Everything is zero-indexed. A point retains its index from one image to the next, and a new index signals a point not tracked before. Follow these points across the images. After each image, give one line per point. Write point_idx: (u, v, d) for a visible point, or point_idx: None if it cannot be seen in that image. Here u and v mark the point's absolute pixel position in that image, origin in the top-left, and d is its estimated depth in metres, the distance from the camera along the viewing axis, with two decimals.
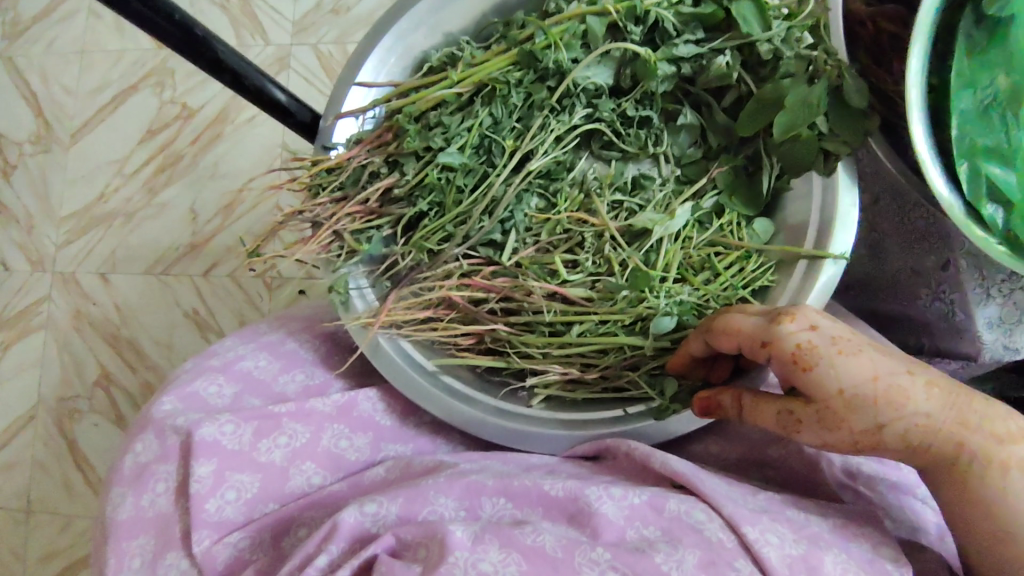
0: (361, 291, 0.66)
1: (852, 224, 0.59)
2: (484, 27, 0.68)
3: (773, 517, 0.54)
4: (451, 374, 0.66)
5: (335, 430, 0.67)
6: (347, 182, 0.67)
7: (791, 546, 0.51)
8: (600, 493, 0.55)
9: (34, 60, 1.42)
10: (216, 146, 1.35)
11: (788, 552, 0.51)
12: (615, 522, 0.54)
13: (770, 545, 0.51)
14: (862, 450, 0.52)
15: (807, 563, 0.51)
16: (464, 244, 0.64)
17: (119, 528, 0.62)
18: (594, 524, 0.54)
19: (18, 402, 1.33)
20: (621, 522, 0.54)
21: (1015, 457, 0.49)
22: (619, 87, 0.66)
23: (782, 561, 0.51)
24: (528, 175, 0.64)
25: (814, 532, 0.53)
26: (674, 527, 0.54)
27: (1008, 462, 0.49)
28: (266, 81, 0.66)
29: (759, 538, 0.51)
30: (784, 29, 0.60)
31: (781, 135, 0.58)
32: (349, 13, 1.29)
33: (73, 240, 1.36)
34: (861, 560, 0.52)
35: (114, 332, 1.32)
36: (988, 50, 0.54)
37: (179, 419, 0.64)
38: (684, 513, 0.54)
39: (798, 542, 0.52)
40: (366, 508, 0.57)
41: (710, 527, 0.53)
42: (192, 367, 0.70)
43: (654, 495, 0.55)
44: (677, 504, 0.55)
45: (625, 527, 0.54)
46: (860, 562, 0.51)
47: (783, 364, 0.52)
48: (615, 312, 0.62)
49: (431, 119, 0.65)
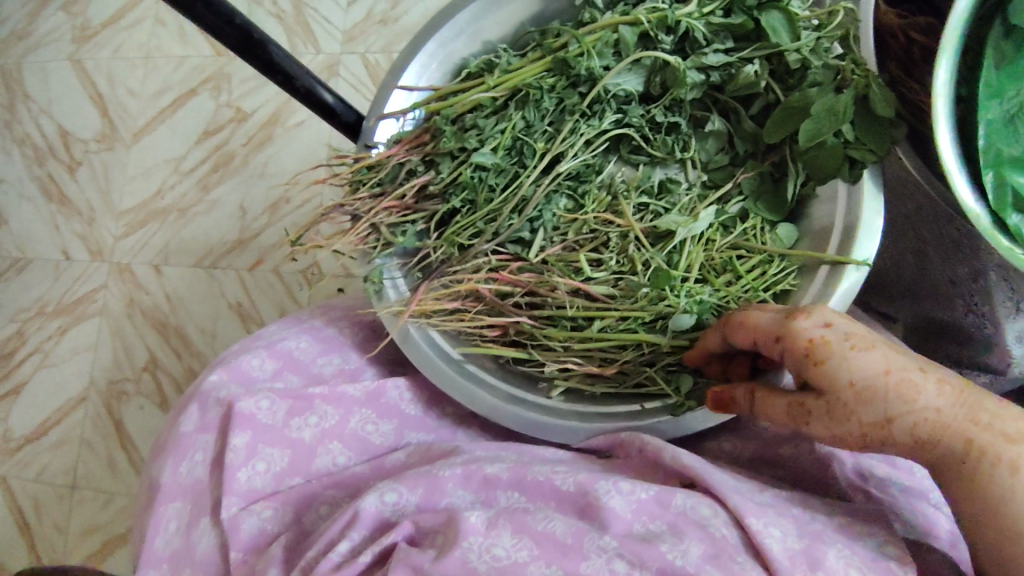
0: (395, 281, 0.69)
1: (877, 231, 0.60)
2: (521, 35, 0.72)
3: (778, 512, 0.56)
4: (475, 364, 0.68)
5: (363, 414, 0.70)
6: (386, 179, 0.70)
7: (793, 541, 0.53)
8: (608, 488, 0.57)
9: (103, 64, 1.52)
10: (266, 147, 1.42)
11: (791, 545, 0.53)
12: (622, 515, 0.56)
13: (771, 536, 0.53)
14: (871, 444, 0.53)
15: (809, 556, 0.52)
16: (493, 241, 0.67)
17: (161, 493, 0.65)
18: (603, 517, 0.56)
19: (72, 383, 1.41)
20: (629, 516, 0.56)
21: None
22: (649, 94, 0.68)
23: (785, 553, 0.52)
24: (558, 177, 0.67)
25: (818, 528, 0.55)
26: (679, 521, 0.56)
27: (1017, 461, 0.49)
28: (315, 83, 0.70)
29: (763, 530, 0.53)
30: (813, 40, 0.62)
31: (807, 142, 0.60)
32: (396, 24, 1.35)
33: (130, 233, 1.45)
34: (865, 557, 0.52)
35: (163, 320, 1.39)
36: (1016, 61, 0.55)
37: (223, 391, 0.68)
38: (690, 508, 0.56)
39: (801, 538, 0.53)
40: (387, 498, 0.61)
41: (715, 522, 0.55)
42: (239, 345, 0.74)
43: (661, 491, 0.57)
44: (684, 499, 0.57)
45: (632, 520, 0.56)
46: (864, 558, 0.52)
47: (794, 357, 0.53)
48: (636, 310, 0.62)
49: (467, 121, 0.68)
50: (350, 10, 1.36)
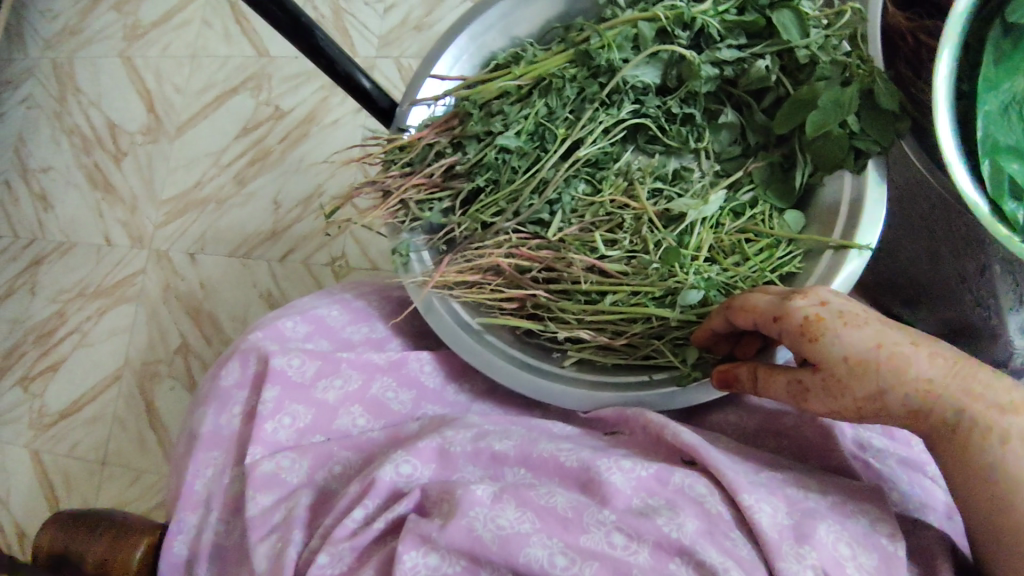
0: (420, 255, 0.73)
1: (878, 222, 0.63)
2: (548, 31, 0.77)
3: (770, 491, 0.59)
4: (494, 334, 0.72)
5: (384, 381, 0.73)
6: (416, 160, 0.75)
7: (783, 517, 0.56)
8: (610, 465, 0.61)
9: (152, 62, 1.61)
10: (301, 144, 1.49)
11: (780, 521, 0.56)
12: (623, 490, 0.59)
13: (763, 512, 0.56)
14: (865, 416, 0.55)
15: (798, 532, 0.55)
16: (514, 219, 0.71)
17: (201, 440, 0.70)
18: (604, 492, 0.59)
19: (108, 362, 1.47)
20: (629, 490, 0.59)
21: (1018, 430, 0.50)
22: (666, 86, 0.72)
23: (774, 527, 0.56)
24: (577, 162, 0.71)
25: (810, 507, 0.58)
26: (676, 497, 0.59)
27: (1008, 432, 0.50)
28: (354, 69, 0.75)
29: (755, 505, 0.56)
30: (822, 37, 0.66)
31: (813, 132, 0.63)
32: (430, 30, 1.41)
33: (170, 221, 1.52)
34: (855, 532, 0.56)
35: (196, 305, 1.46)
36: (1013, 57, 0.58)
37: (264, 344, 0.72)
38: (687, 486, 0.59)
39: (791, 515, 0.57)
40: (401, 469, 0.64)
41: (710, 500, 0.58)
42: (277, 310, 0.79)
43: (660, 469, 0.61)
44: (682, 477, 0.60)
45: (631, 495, 0.59)
46: (854, 535, 0.56)
47: (791, 337, 0.55)
48: (646, 285, 0.66)
49: (494, 107, 0.72)
50: (387, 16, 1.43)
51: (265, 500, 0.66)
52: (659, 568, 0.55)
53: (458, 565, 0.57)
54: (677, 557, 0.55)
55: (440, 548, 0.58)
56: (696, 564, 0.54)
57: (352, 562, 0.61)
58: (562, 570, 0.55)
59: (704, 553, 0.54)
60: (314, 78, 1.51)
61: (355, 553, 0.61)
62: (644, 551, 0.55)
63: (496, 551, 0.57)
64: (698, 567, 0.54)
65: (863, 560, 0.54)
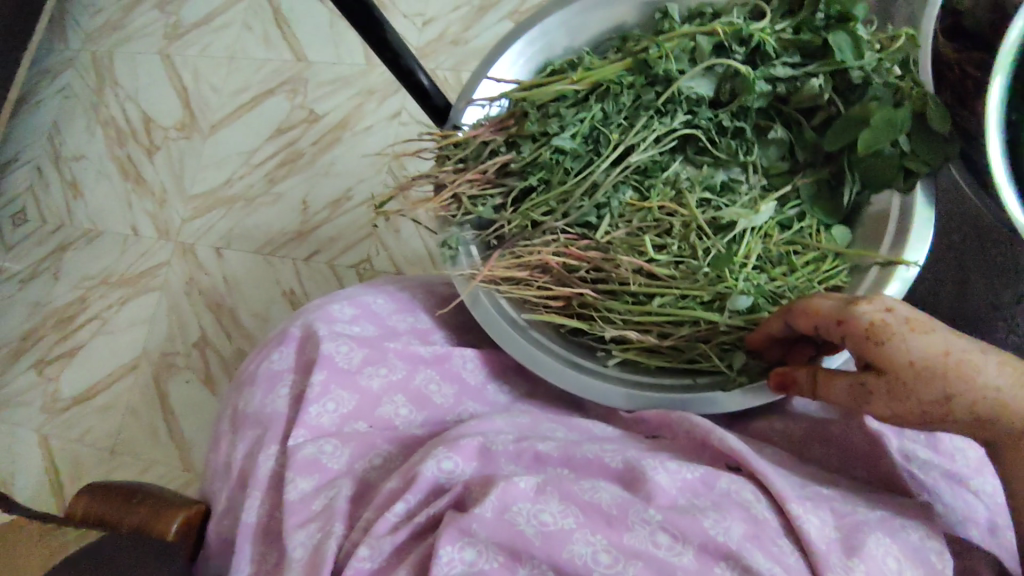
0: (468, 250, 0.75)
1: (927, 240, 0.65)
2: (602, 41, 0.79)
3: (817, 503, 0.59)
4: (538, 330, 0.73)
5: (427, 374, 0.74)
6: (469, 156, 0.76)
7: (830, 530, 0.57)
8: (656, 465, 0.61)
9: (191, 60, 1.64)
10: (333, 148, 1.51)
11: (828, 533, 0.56)
12: (667, 490, 0.59)
13: (810, 521, 0.56)
14: (930, 422, 0.55)
15: (846, 544, 0.56)
16: (564, 220, 0.72)
17: (247, 417, 0.72)
18: (649, 488, 0.59)
19: (124, 352, 1.47)
20: (674, 491, 0.59)
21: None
22: (718, 100, 0.74)
23: (821, 538, 0.56)
24: (627, 168, 0.72)
25: (857, 520, 0.58)
26: (723, 501, 0.59)
27: None
28: (415, 66, 0.78)
29: (802, 515, 0.57)
30: (875, 60, 0.68)
31: (864, 148, 0.65)
32: (466, 45, 1.44)
33: (197, 216, 1.53)
34: (905, 545, 0.56)
35: (218, 300, 1.46)
36: None
37: (319, 326, 0.73)
38: (733, 491, 0.59)
39: (838, 528, 0.57)
40: (443, 465, 0.62)
41: (757, 506, 0.58)
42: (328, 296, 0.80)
43: (707, 473, 0.60)
44: (728, 482, 0.60)
45: (676, 495, 0.59)
46: (904, 549, 0.56)
47: (855, 340, 0.56)
48: (695, 289, 0.67)
49: (551, 109, 0.74)
50: (425, 29, 1.47)
51: (305, 484, 0.66)
52: (704, 571, 0.55)
53: (496, 561, 0.56)
54: (722, 561, 0.55)
55: (478, 543, 0.57)
56: (742, 569, 0.54)
57: (390, 555, 0.61)
58: (605, 568, 0.55)
59: (751, 558, 0.54)
60: (349, 84, 1.54)
61: (394, 547, 0.61)
62: (689, 553, 0.55)
63: (538, 545, 0.56)
64: (744, 572, 0.54)
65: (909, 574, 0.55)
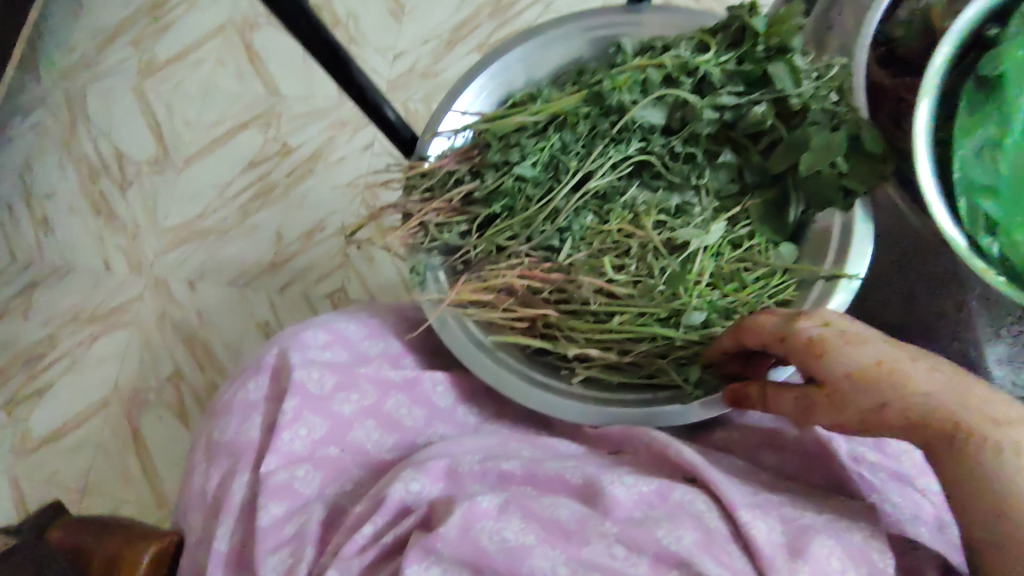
0: (436, 276, 0.78)
1: (866, 256, 0.70)
2: (560, 74, 0.84)
3: (766, 511, 0.61)
4: (505, 351, 0.75)
5: (397, 399, 0.75)
6: (436, 185, 0.79)
7: (778, 535, 0.59)
8: (613, 479, 0.62)
9: (163, 96, 1.66)
10: (307, 180, 1.53)
11: (776, 538, 0.58)
12: (624, 503, 0.61)
13: (758, 528, 0.59)
14: (871, 430, 0.58)
15: (792, 547, 0.58)
16: (528, 244, 0.76)
17: (220, 447, 0.73)
18: (606, 502, 0.61)
19: (96, 389, 1.46)
20: (630, 503, 0.62)
21: (1012, 439, 0.53)
22: (670, 127, 0.77)
23: (769, 543, 0.58)
24: (586, 194, 0.76)
25: (805, 523, 0.60)
26: (676, 511, 0.61)
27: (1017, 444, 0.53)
28: (382, 101, 0.82)
29: (751, 521, 0.59)
30: (813, 88, 0.72)
31: (806, 171, 0.69)
32: (437, 78, 1.49)
33: (170, 250, 1.54)
34: (849, 546, 0.57)
35: (191, 334, 1.47)
36: (987, 103, 0.64)
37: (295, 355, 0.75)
38: (687, 502, 0.62)
39: (785, 533, 0.59)
40: (411, 486, 0.64)
41: (708, 515, 0.61)
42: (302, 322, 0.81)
43: (662, 485, 0.63)
44: (682, 493, 0.62)
45: (632, 507, 0.61)
46: (848, 549, 0.57)
47: (797, 354, 0.60)
48: (652, 306, 0.70)
49: (512, 139, 0.77)
50: (397, 62, 1.51)
51: (276, 509, 0.67)
52: None
53: None
54: (674, 568, 0.57)
55: (443, 561, 0.59)
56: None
57: None
58: None
59: (701, 564, 0.57)
60: (322, 117, 1.57)
61: (361, 570, 0.63)
62: (643, 563, 0.58)
63: (500, 561, 0.58)
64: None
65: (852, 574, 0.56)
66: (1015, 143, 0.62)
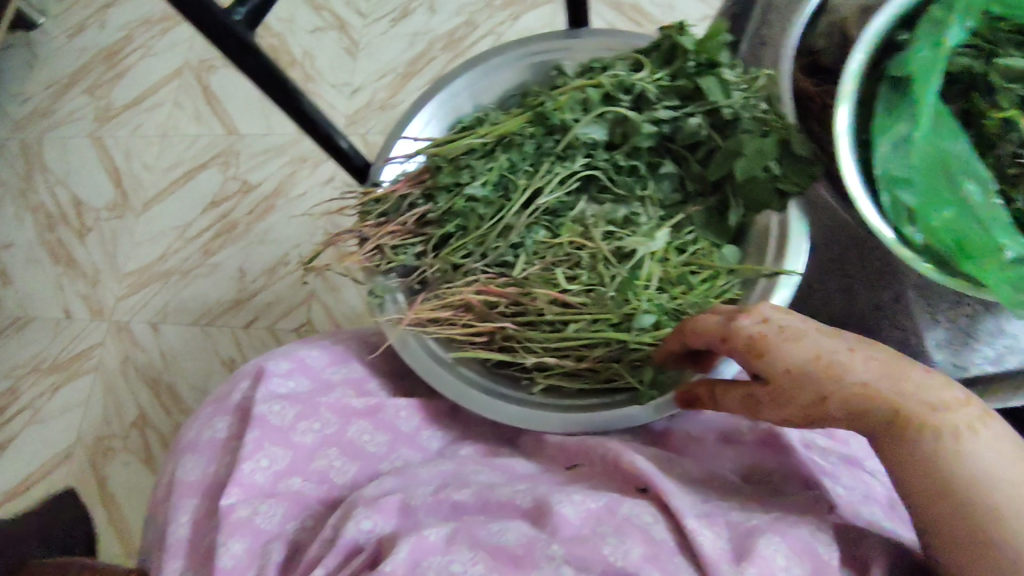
0: (394, 298, 0.79)
1: (802, 252, 0.73)
2: (508, 97, 0.87)
3: (712, 519, 0.62)
4: (465, 366, 0.78)
5: (360, 426, 0.76)
6: (390, 210, 0.82)
7: (724, 541, 0.59)
8: (562, 499, 0.64)
9: (120, 141, 1.66)
10: (268, 217, 1.54)
11: (721, 545, 0.59)
12: (572, 521, 0.62)
13: (704, 535, 0.59)
14: (813, 423, 0.60)
15: (738, 552, 0.58)
16: (482, 261, 0.78)
17: (181, 486, 0.73)
18: (554, 522, 0.62)
19: (58, 440, 1.42)
20: (578, 522, 0.62)
21: (950, 422, 0.55)
22: (612, 142, 0.81)
23: (714, 550, 0.59)
24: (537, 210, 0.78)
25: (751, 525, 0.61)
26: (624, 525, 0.61)
27: (953, 426, 0.55)
28: (334, 131, 0.84)
29: (696, 528, 0.60)
30: (741, 99, 0.75)
31: (742, 177, 0.73)
32: (393, 109, 1.52)
33: (132, 294, 1.52)
34: (795, 543, 0.58)
35: (155, 377, 1.44)
36: (901, 102, 0.69)
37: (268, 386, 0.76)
38: (634, 515, 0.63)
39: (731, 539, 0.60)
40: (364, 525, 0.65)
41: (655, 527, 0.62)
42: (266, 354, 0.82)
43: (610, 501, 0.64)
44: (629, 508, 0.63)
45: (581, 525, 0.62)
46: (793, 546, 0.58)
47: (738, 353, 0.62)
48: (603, 312, 0.74)
49: (462, 162, 0.80)
50: (353, 97, 1.54)
51: (237, 546, 0.65)
52: None
53: None
54: None
55: None
56: None
57: None
58: None
59: None
60: (281, 154, 1.59)
61: None
62: None
63: None
64: None
65: (797, 570, 0.56)
66: (923, 137, 0.67)
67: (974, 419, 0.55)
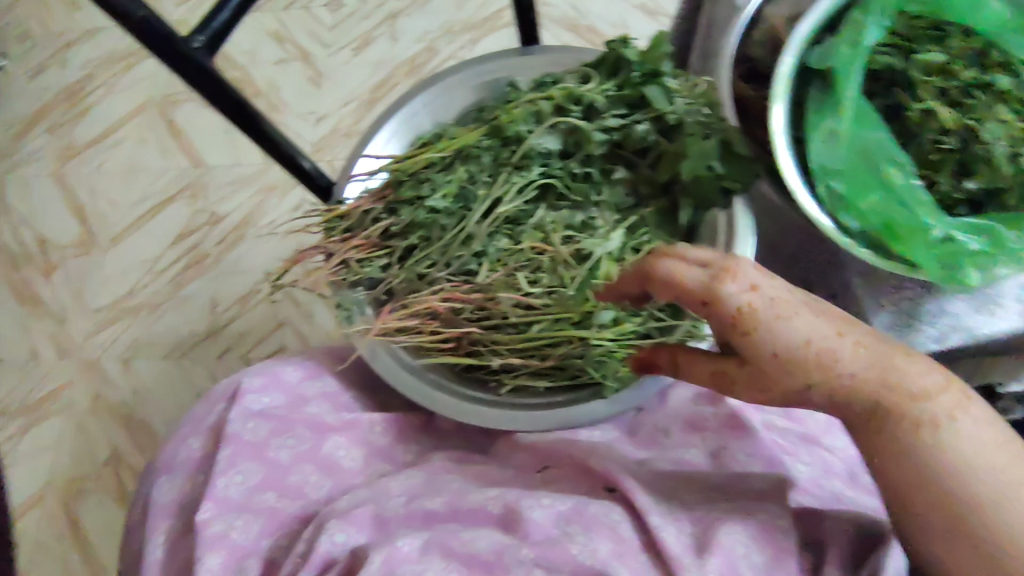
0: (362, 309, 0.84)
1: (747, 242, 0.80)
2: (465, 114, 0.91)
3: (673, 515, 0.66)
4: (435, 371, 0.81)
5: (335, 441, 0.78)
6: (355, 225, 0.85)
7: (685, 536, 0.64)
8: (531, 503, 0.66)
9: (84, 177, 1.65)
10: (238, 246, 1.55)
11: (684, 540, 0.63)
12: (541, 525, 0.65)
13: (667, 531, 0.64)
14: (790, 401, 0.61)
15: (698, 543, 0.63)
16: (447, 270, 0.81)
17: (156, 509, 0.73)
18: (524, 527, 0.65)
19: (29, 482, 1.40)
20: (548, 524, 0.65)
21: (932, 411, 0.57)
22: (567, 150, 0.83)
23: (678, 544, 0.63)
24: (497, 219, 0.80)
25: (710, 517, 0.65)
26: (592, 525, 0.65)
27: (934, 416, 0.57)
28: (297, 153, 0.88)
29: (660, 524, 0.64)
30: (683, 108, 0.79)
31: (687, 176, 0.76)
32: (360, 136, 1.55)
33: (101, 329, 1.51)
34: (752, 531, 0.63)
35: (128, 413, 1.44)
36: (828, 96, 0.74)
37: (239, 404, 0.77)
38: (602, 514, 0.65)
39: (693, 534, 0.64)
40: (337, 538, 0.66)
41: (622, 525, 0.65)
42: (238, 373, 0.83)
43: (577, 502, 0.66)
44: (596, 508, 0.66)
45: (550, 527, 0.65)
46: (748, 533, 0.62)
47: (717, 318, 0.60)
48: (564, 312, 0.76)
49: (423, 176, 0.84)
50: (319, 125, 1.57)
51: (212, 560, 0.67)
52: None
53: None
54: None
55: None
56: None
57: None
58: None
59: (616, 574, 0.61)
60: (249, 184, 1.60)
61: None
62: None
63: None
64: None
65: (757, 557, 0.61)
66: (849, 129, 0.72)
67: (954, 408, 0.57)
